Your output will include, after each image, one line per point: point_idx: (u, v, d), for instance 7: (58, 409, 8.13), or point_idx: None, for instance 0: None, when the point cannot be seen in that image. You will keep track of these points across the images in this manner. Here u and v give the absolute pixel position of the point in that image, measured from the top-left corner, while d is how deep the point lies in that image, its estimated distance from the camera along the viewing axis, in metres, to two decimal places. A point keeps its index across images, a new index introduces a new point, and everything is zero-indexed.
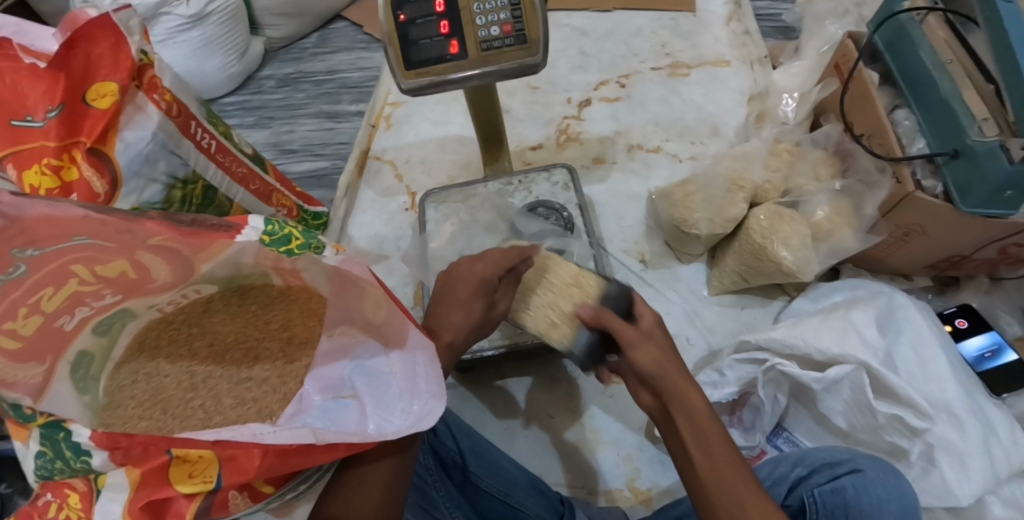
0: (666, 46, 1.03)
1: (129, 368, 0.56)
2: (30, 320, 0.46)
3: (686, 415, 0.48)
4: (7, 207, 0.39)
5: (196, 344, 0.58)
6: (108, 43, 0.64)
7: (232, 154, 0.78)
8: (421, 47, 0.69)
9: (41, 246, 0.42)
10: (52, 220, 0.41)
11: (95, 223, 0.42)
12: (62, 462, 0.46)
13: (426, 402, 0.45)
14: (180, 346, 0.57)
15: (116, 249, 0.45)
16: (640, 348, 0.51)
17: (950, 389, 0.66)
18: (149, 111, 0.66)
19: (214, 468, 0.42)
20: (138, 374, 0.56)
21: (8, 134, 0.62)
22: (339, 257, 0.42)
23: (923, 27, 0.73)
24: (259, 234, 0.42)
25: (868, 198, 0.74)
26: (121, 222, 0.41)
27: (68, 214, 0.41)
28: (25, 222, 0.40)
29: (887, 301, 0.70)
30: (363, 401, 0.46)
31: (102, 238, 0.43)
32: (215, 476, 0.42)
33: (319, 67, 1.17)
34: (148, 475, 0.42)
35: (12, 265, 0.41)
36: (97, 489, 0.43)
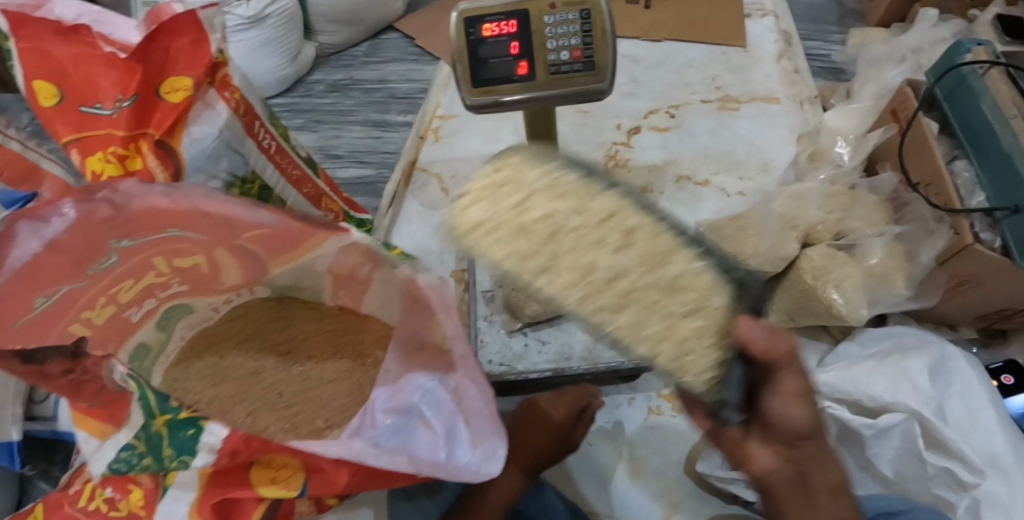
0: (717, 80, 1.03)
1: (487, 194, 0.50)
2: (104, 310, 0.48)
3: (826, 488, 0.57)
4: (120, 195, 0.37)
5: (679, 303, 0.48)
6: (189, 38, 0.64)
7: (290, 156, 0.78)
8: (491, 66, 0.70)
9: (136, 238, 0.42)
10: (155, 213, 0.39)
11: (196, 218, 0.41)
12: (155, 458, 0.46)
13: (491, 441, 0.44)
14: (619, 265, 0.47)
15: (205, 243, 0.45)
16: (801, 405, 0.56)
17: (1000, 442, 0.62)
18: (218, 108, 0.65)
19: (300, 477, 0.47)
20: (494, 196, 0.50)
21: (76, 119, 0.64)
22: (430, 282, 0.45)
23: (986, 79, 0.73)
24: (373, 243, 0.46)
25: (924, 246, 0.73)
26: (226, 215, 0.41)
27: (175, 206, 0.39)
28: (131, 213, 0.39)
29: (940, 351, 0.68)
30: (434, 431, 0.45)
31: (194, 232, 0.43)
32: (300, 485, 0.46)
33: (368, 75, 1.18)
34: (227, 475, 0.48)
35: (106, 255, 0.42)
36: (166, 486, 0.49)
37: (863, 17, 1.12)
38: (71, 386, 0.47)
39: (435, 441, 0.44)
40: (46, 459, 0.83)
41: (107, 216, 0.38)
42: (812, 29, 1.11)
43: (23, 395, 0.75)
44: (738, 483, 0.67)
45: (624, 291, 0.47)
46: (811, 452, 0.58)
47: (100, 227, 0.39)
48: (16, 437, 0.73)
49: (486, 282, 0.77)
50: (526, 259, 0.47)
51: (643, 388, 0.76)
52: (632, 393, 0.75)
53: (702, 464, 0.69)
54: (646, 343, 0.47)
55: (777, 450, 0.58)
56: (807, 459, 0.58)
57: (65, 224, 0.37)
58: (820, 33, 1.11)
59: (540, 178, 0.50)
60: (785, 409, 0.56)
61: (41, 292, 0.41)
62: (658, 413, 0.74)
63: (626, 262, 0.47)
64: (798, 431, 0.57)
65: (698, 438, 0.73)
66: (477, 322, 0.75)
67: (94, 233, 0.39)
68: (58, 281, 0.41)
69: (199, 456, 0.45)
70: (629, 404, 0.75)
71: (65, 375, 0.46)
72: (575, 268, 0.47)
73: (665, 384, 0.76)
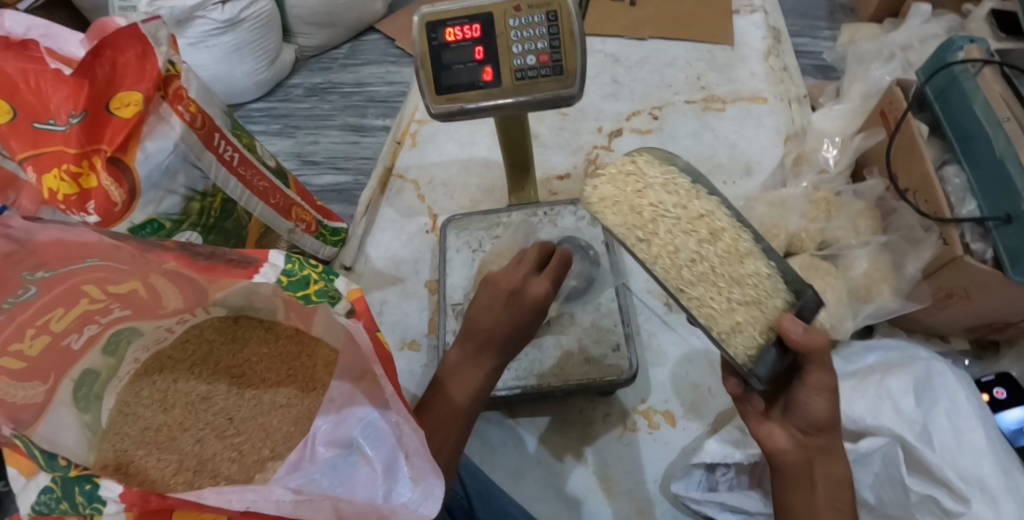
0: (702, 79, 1.00)
1: (616, 179, 0.54)
2: (37, 340, 0.43)
3: (829, 480, 0.53)
4: (16, 230, 0.35)
5: (740, 293, 0.51)
6: (134, 52, 0.62)
7: (255, 168, 0.75)
8: (454, 72, 0.67)
9: (52, 268, 0.39)
10: (65, 245, 0.37)
11: (111, 248, 0.39)
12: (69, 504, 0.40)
13: (425, 476, 0.41)
14: (705, 251, 0.51)
15: (130, 271, 0.43)
16: (824, 398, 0.52)
17: (987, 465, 0.61)
18: (172, 122, 0.63)
19: None
20: (622, 180, 0.54)
21: (30, 136, 0.60)
22: (349, 315, 0.40)
23: (977, 79, 0.69)
24: (277, 274, 0.40)
25: (910, 258, 0.70)
26: (137, 248, 0.39)
27: (83, 238, 0.37)
28: (36, 246, 0.37)
29: (925, 368, 0.66)
30: (371, 468, 0.42)
31: (115, 261, 0.41)
32: None
33: (347, 78, 1.16)
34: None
35: (23, 287, 0.38)
36: None
37: (854, 12, 1.09)
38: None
39: (371, 479, 0.42)
40: None
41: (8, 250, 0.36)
42: (801, 25, 1.08)
43: None
44: (714, 504, 0.65)
45: (700, 271, 0.51)
46: (823, 445, 0.54)
47: (0, 262, 0.36)
48: None
49: (455, 295, 0.75)
50: (635, 228, 0.51)
51: (617, 404, 0.73)
52: (607, 409, 0.73)
53: (678, 484, 0.66)
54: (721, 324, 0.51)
55: (788, 433, 0.55)
56: (817, 448, 0.54)
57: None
58: (810, 29, 1.07)
59: (660, 176, 0.54)
60: (805, 399, 0.53)
61: None
62: (633, 429, 0.72)
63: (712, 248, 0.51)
64: (815, 423, 0.53)
65: (674, 457, 0.70)
66: (446, 336, 0.71)
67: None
68: None
69: (109, 504, 0.39)
70: (602, 420, 0.73)
71: None
72: (667, 245, 0.51)
73: (641, 400, 0.74)
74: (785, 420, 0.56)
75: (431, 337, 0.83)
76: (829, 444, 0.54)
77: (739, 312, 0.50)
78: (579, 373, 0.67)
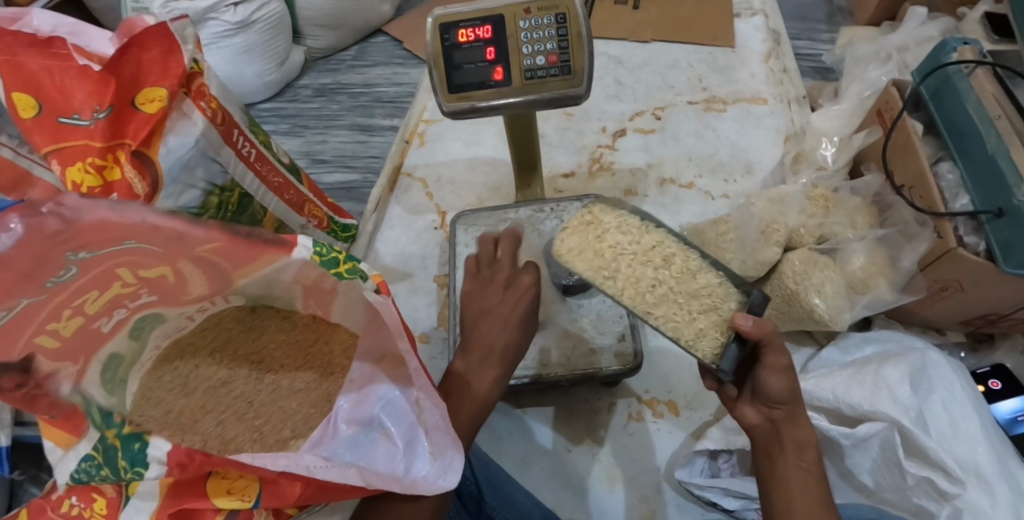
0: (704, 81, 1.03)
1: (578, 230, 0.56)
2: (71, 321, 0.46)
3: (795, 445, 0.55)
4: (67, 208, 0.37)
5: (698, 304, 0.54)
6: (160, 49, 0.64)
7: (270, 164, 0.77)
8: (465, 72, 0.70)
9: (92, 249, 0.41)
10: (104, 226, 0.39)
11: (147, 232, 0.41)
12: (112, 469, 0.45)
13: (446, 450, 0.46)
14: (661, 276, 0.54)
15: (162, 255, 0.45)
16: (781, 376, 0.55)
17: (981, 452, 0.63)
18: (194, 118, 0.65)
19: (254, 489, 0.45)
20: (583, 230, 0.56)
21: (53, 131, 0.62)
22: (377, 296, 0.45)
23: (971, 79, 0.71)
24: (310, 253, 0.43)
25: (906, 251, 0.72)
26: (175, 230, 0.40)
27: (125, 220, 0.39)
28: (79, 227, 0.38)
29: (920, 358, 0.68)
30: (393, 443, 0.46)
31: (150, 243, 0.43)
32: (255, 495, 0.44)
33: (355, 79, 1.18)
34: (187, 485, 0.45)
35: (63, 268, 0.41)
36: (126, 496, 0.46)
37: (851, 15, 1.11)
38: (27, 400, 0.48)
39: (392, 453, 0.46)
40: (35, 465, 0.79)
41: (55, 230, 0.37)
42: (800, 28, 1.10)
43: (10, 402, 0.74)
44: (717, 490, 0.67)
45: (660, 292, 0.54)
46: (786, 415, 0.56)
47: (46, 243, 0.38)
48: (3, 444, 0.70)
49: (465, 288, 0.77)
50: (601, 269, 0.54)
51: (622, 394, 0.75)
52: (612, 399, 0.75)
53: (681, 471, 0.68)
54: (686, 333, 0.54)
55: (759, 411, 0.58)
56: (781, 418, 0.57)
57: (13, 239, 0.36)
58: (809, 32, 1.10)
59: (614, 221, 0.56)
60: (764, 379, 0.56)
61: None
62: (638, 419, 0.74)
63: (671, 273, 0.54)
64: (775, 399, 0.56)
65: (678, 446, 0.72)
66: (456, 327, 0.74)
67: (41, 248, 0.38)
68: (16, 296, 0.40)
69: (151, 467, 0.44)
70: (607, 409, 0.75)
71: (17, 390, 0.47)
72: (628, 277, 0.54)
73: (645, 390, 0.76)
74: (755, 400, 0.58)
75: (440, 330, 0.85)
76: (791, 414, 0.56)
77: (700, 319, 0.54)
78: (585, 362, 0.69)
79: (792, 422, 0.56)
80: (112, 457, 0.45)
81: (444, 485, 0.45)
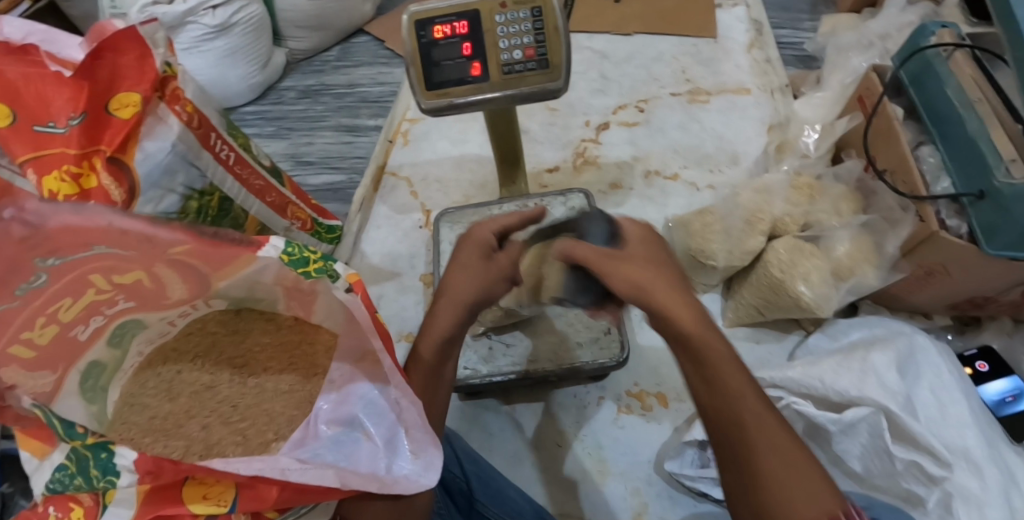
0: (687, 72, 1.03)
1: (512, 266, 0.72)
2: (46, 329, 0.46)
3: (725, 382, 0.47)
4: (30, 214, 0.36)
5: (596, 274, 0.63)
6: (134, 54, 0.63)
7: (251, 167, 0.76)
8: (443, 69, 0.69)
9: (62, 256, 0.41)
10: (72, 230, 0.38)
11: (117, 235, 0.40)
12: (83, 479, 0.44)
13: (427, 448, 0.46)
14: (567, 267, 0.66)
15: (135, 259, 0.45)
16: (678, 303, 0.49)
17: (971, 435, 0.62)
18: (170, 122, 0.65)
19: (230, 493, 0.44)
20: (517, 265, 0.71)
21: (30, 139, 0.61)
22: (347, 292, 0.46)
23: (950, 63, 0.71)
24: (278, 253, 0.46)
25: (890, 236, 0.72)
26: (143, 232, 0.40)
27: (92, 223, 0.39)
28: (47, 232, 0.38)
29: (907, 343, 0.68)
30: (374, 442, 0.46)
31: (122, 247, 0.42)
32: (231, 500, 0.44)
33: (339, 80, 1.18)
34: (165, 491, 0.45)
35: (34, 275, 0.40)
36: (103, 505, 0.44)
37: (834, 4, 1.11)
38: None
39: (371, 452, 0.46)
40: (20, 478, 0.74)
41: (22, 235, 0.37)
42: (783, 17, 1.10)
43: None
44: (708, 481, 0.67)
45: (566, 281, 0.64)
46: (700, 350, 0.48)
47: (15, 249, 0.37)
48: None
49: None
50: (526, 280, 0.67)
51: (612, 387, 0.75)
52: (601, 392, 0.75)
53: (671, 463, 0.68)
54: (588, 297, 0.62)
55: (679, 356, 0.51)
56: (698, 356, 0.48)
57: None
58: (791, 21, 1.10)
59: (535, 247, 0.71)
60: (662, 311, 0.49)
61: None
62: (627, 412, 0.74)
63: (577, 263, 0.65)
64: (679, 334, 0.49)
65: (667, 437, 0.72)
66: None
67: (9, 255, 0.37)
68: None
69: (124, 475, 0.44)
70: (596, 404, 0.74)
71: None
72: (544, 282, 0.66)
73: (634, 383, 0.76)
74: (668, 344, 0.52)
75: None
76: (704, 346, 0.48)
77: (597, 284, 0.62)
78: (572, 357, 0.69)
79: (709, 358, 0.47)
80: (85, 466, 0.44)
81: (426, 483, 0.45)
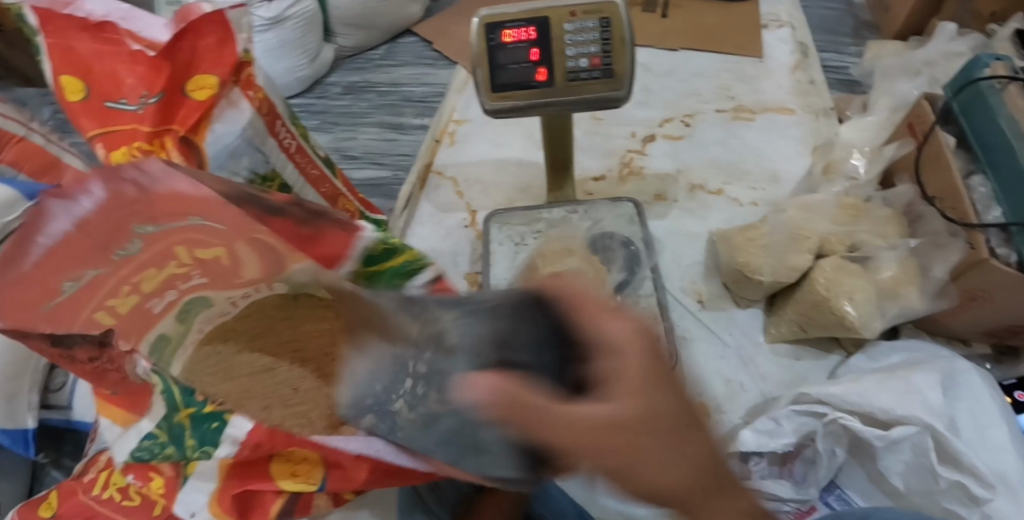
0: (731, 90, 1.04)
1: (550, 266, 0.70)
2: (128, 299, 0.49)
3: None
4: (144, 179, 0.40)
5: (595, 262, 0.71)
6: (214, 37, 0.64)
7: (309, 156, 0.77)
8: (508, 72, 0.71)
9: (159, 224, 0.44)
10: (176, 197, 0.42)
11: (214, 206, 0.44)
12: (176, 449, 0.49)
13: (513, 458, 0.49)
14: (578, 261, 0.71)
15: (223, 235, 0.47)
16: None
17: (1008, 460, 0.63)
18: (240, 107, 0.65)
19: (319, 472, 0.52)
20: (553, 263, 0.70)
21: (100, 115, 0.63)
22: (428, 283, 0.58)
23: (1003, 95, 0.73)
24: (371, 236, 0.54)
25: (937, 260, 0.73)
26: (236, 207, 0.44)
27: (196, 195, 0.42)
28: (152, 197, 0.41)
29: (948, 366, 0.69)
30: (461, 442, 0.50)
31: (215, 221, 0.45)
32: (318, 479, 0.52)
33: (384, 78, 1.19)
34: (251, 468, 0.52)
35: (130, 240, 0.44)
36: (183, 477, 0.53)
37: (878, 30, 1.13)
38: (95, 372, 0.50)
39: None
40: (56, 449, 0.79)
41: (132, 196, 0.41)
42: (827, 40, 1.12)
43: (39, 383, 0.73)
44: (749, 491, 0.68)
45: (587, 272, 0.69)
46: None
47: (127, 207, 0.41)
48: (32, 425, 0.71)
49: (500, 285, 0.77)
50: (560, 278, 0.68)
51: None
52: None
53: (711, 471, 0.69)
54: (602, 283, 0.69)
55: None
56: None
57: (92, 203, 0.40)
58: (835, 45, 1.11)
59: (554, 249, 0.73)
60: None
61: (65, 276, 0.43)
62: None
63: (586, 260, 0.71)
64: None
65: (706, 447, 0.73)
66: None
67: (116, 214, 0.41)
68: (81, 266, 0.43)
69: (223, 446, 0.48)
70: None
71: (91, 361, 0.49)
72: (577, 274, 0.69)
73: None
74: None
75: None
76: None
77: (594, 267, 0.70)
78: None
79: None
80: (180, 437, 0.49)
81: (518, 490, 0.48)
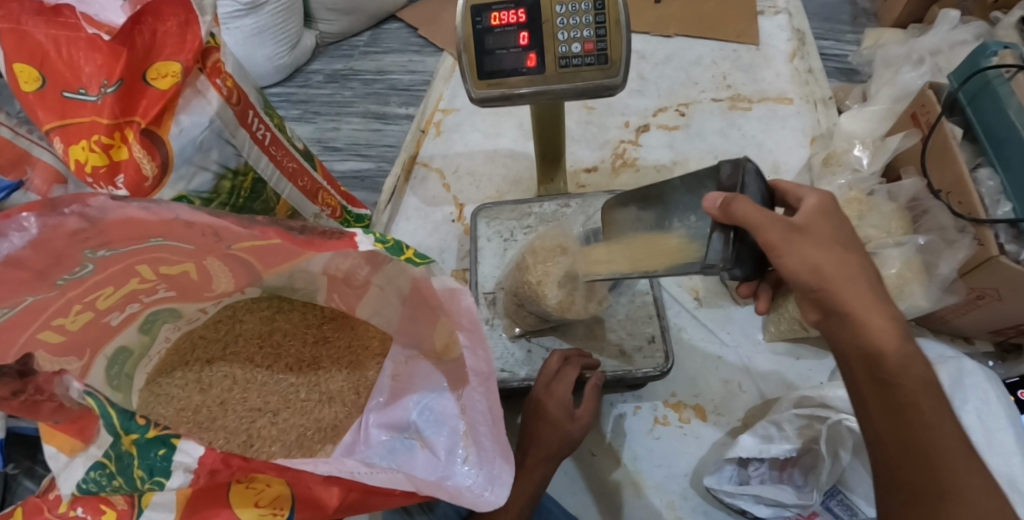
0: (728, 78, 1.00)
1: (542, 261, 0.65)
2: (80, 317, 0.46)
3: (885, 379, 0.44)
4: (92, 209, 0.36)
5: None
6: (176, 20, 0.57)
7: (285, 147, 0.71)
8: (497, 58, 0.67)
9: (112, 248, 0.41)
10: (130, 223, 0.38)
11: (175, 228, 0.40)
12: (125, 480, 0.47)
13: (494, 462, 0.46)
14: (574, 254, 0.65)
15: (192, 253, 0.45)
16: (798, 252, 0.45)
17: (1016, 463, 0.61)
18: (208, 96, 0.58)
19: (287, 500, 0.49)
20: (544, 259, 0.65)
21: (58, 106, 0.56)
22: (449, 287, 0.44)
23: (1012, 83, 0.69)
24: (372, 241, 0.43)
25: (944, 258, 0.69)
26: (210, 225, 0.41)
27: (157, 217, 0.38)
28: (101, 227, 0.38)
29: (956, 366, 0.66)
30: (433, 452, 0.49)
31: (178, 241, 0.42)
32: (286, 509, 0.49)
33: (368, 65, 1.15)
34: (211, 494, 0.50)
35: (80, 264, 0.40)
36: (139, 507, 0.49)
37: (877, 17, 1.09)
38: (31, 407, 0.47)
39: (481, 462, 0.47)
40: (30, 457, 0.71)
41: (79, 227, 0.37)
42: (825, 28, 1.08)
43: None
44: (748, 498, 0.65)
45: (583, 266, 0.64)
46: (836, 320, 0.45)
47: (67, 240, 0.37)
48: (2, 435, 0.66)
49: (488, 284, 0.74)
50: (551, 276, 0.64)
51: (648, 398, 0.74)
52: (637, 402, 0.74)
53: (709, 478, 0.67)
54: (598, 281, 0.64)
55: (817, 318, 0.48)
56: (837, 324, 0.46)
57: (25, 239, 0.36)
58: (833, 32, 1.08)
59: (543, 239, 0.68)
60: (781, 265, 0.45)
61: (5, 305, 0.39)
62: (663, 423, 0.72)
63: None
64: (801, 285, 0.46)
65: (704, 451, 0.70)
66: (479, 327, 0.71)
67: (57, 247, 0.38)
68: (21, 293, 0.39)
69: (175, 475, 0.48)
70: (632, 413, 0.73)
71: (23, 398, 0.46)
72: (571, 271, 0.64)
73: (671, 393, 0.74)
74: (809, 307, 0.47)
75: None
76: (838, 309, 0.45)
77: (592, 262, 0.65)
78: (611, 366, 0.67)
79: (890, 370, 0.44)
80: (128, 466, 0.48)
81: (491, 496, 0.46)
